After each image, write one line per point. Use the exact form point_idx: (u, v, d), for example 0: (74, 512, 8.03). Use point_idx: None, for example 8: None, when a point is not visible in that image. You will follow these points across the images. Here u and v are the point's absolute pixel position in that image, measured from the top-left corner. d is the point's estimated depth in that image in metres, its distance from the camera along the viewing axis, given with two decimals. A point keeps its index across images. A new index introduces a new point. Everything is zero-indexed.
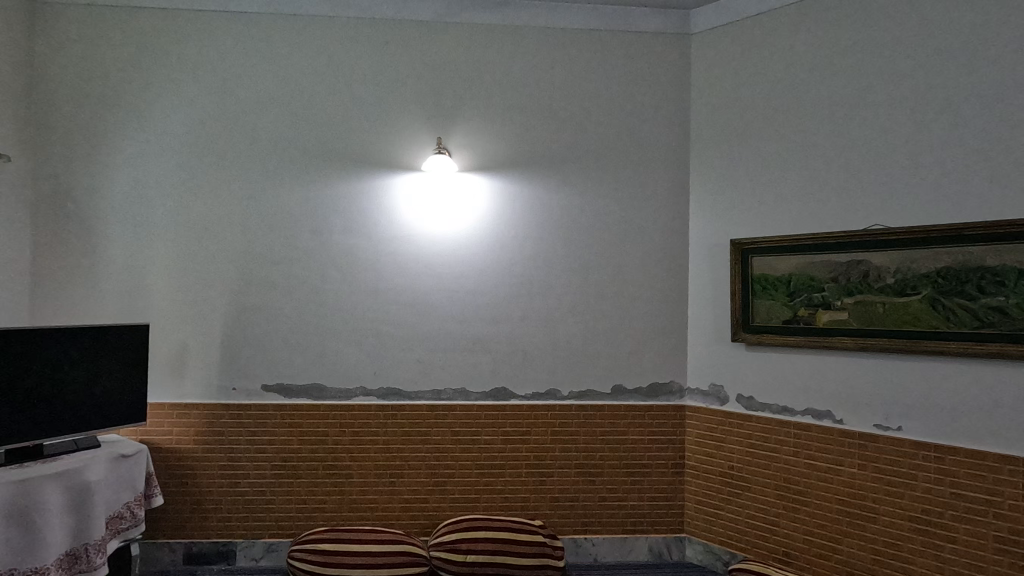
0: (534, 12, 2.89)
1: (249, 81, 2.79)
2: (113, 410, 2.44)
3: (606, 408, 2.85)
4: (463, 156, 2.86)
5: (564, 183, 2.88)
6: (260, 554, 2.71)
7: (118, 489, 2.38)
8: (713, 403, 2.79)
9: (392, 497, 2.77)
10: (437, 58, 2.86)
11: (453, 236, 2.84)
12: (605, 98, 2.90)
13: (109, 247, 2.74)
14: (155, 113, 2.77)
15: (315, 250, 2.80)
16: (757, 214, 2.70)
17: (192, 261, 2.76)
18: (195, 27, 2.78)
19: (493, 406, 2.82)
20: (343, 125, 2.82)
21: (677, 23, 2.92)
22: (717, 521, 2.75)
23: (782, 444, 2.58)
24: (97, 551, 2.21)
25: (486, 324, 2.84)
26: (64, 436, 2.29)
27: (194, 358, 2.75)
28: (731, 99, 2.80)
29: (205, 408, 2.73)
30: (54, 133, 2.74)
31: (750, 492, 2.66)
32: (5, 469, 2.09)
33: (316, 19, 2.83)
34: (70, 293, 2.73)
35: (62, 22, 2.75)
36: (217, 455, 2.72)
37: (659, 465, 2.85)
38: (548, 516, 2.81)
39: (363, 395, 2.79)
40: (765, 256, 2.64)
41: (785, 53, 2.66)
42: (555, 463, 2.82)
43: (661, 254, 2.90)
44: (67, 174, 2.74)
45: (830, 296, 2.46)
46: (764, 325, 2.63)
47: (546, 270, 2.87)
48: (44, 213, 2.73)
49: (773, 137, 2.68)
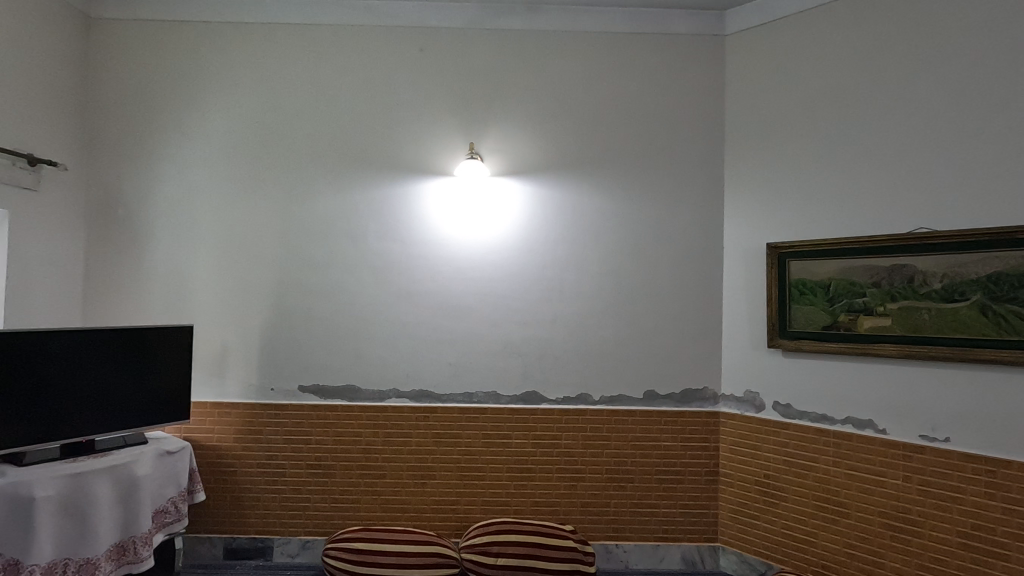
0: (566, 16, 2.89)
1: (287, 89, 2.87)
2: (159, 408, 2.54)
3: (638, 413, 2.82)
4: (495, 160, 2.88)
5: (596, 187, 2.87)
6: (296, 550, 2.78)
7: (163, 484, 2.48)
8: (748, 410, 2.74)
9: (424, 498, 2.80)
10: (470, 63, 2.89)
11: (485, 241, 2.86)
12: (638, 100, 2.88)
13: (155, 252, 2.86)
14: (198, 121, 2.88)
15: (350, 255, 2.86)
16: (794, 217, 2.64)
17: (233, 264, 2.85)
18: (237, 39, 2.89)
19: (525, 410, 2.82)
20: (377, 132, 2.87)
21: (710, 24, 2.88)
22: (752, 531, 2.69)
23: (820, 453, 2.51)
24: (144, 544, 2.32)
25: (517, 327, 2.85)
26: (114, 432, 2.39)
27: (235, 359, 2.84)
28: (767, 99, 2.75)
29: (245, 407, 2.82)
30: (107, 141, 2.88)
31: (787, 503, 2.59)
32: (60, 463, 2.19)
33: (351, 28, 2.89)
34: (120, 295, 2.86)
35: (114, 36, 2.89)
36: (255, 453, 2.81)
37: (692, 473, 2.81)
38: (579, 521, 2.80)
39: (396, 397, 2.83)
40: (803, 260, 2.57)
41: (824, 51, 2.59)
42: (586, 468, 2.81)
43: (695, 257, 2.86)
44: (117, 181, 2.87)
45: (872, 302, 2.38)
46: (801, 330, 2.56)
47: (577, 274, 2.86)
48: (97, 220, 2.87)
49: (811, 138, 2.62)
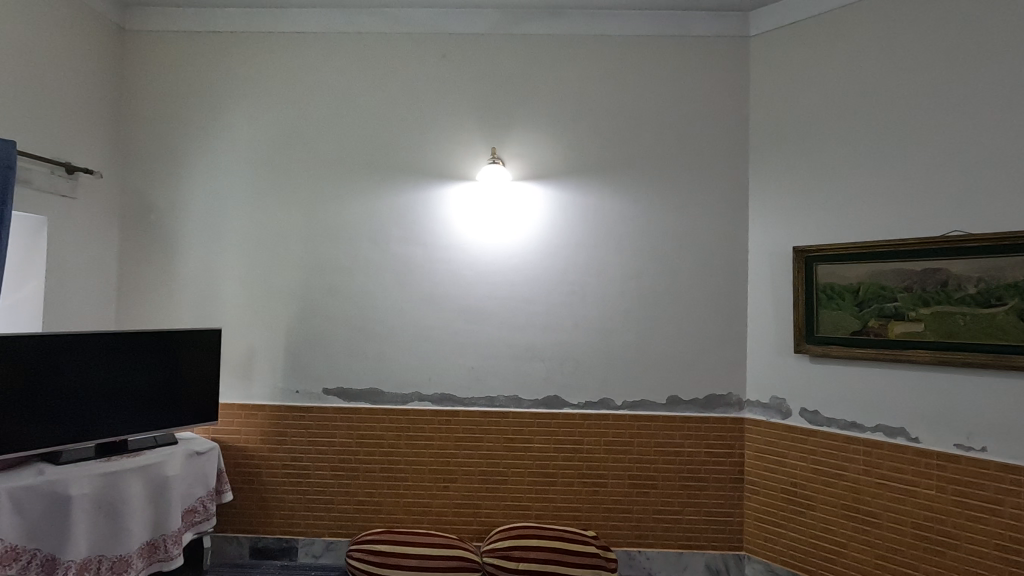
0: (588, 19, 2.89)
1: (312, 97, 2.93)
2: (188, 409, 2.59)
3: (661, 418, 2.79)
4: (517, 165, 2.89)
5: (618, 190, 2.86)
6: (320, 551, 2.82)
7: (193, 484, 2.54)
8: (774, 417, 2.69)
9: (446, 502, 2.81)
10: (492, 68, 2.90)
11: (506, 245, 2.87)
12: (661, 103, 2.86)
13: (186, 256, 2.93)
14: (227, 129, 2.94)
15: (373, 259, 2.89)
16: (821, 221, 2.59)
17: (260, 269, 2.91)
18: (265, 48, 2.95)
19: (546, 414, 2.82)
20: (399, 137, 2.91)
21: (734, 25, 2.85)
22: (779, 541, 2.64)
23: (850, 461, 2.46)
24: (173, 543, 2.37)
25: (539, 331, 2.85)
26: (146, 432, 2.46)
27: (262, 362, 2.89)
28: (794, 100, 2.71)
29: (271, 409, 2.87)
30: (139, 149, 2.96)
31: (815, 512, 2.54)
32: (94, 462, 2.26)
33: (375, 36, 2.93)
34: (152, 299, 2.93)
35: (147, 48, 2.98)
36: (281, 455, 2.85)
37: (716, 479, 2.77)
38: (601, 527, 2.78)
39: (418, 400, 2.85)
40: (831, 264, 2.52)
41: (853, 51, 2.54)
42: (608, 473, 2.79)
43: (719, 261, 2.83)
44: (150, 188, 2.95)
45: (903, 307, 2.33)
46: (829, 336, 2.51)
47: (599, 279, 2.85)
48: (130, 226, 2.95)
49: (838, 139, 2.57)
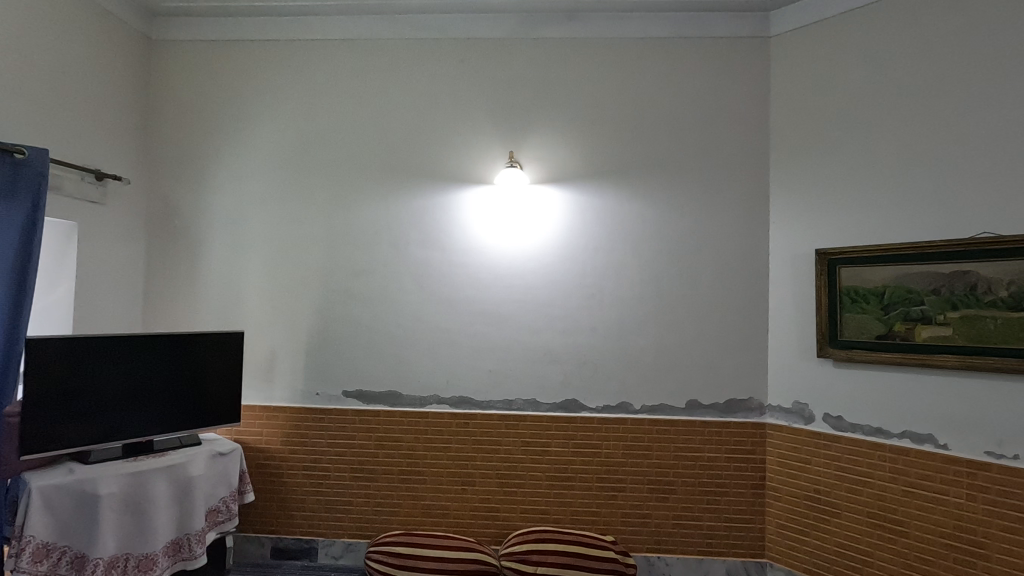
0: (605, 22, 2.88)
1: (332, 103, 2.97)
2: (211, 411, 2.64)
3: (680, 423, 2.77)
4: (535, 168, 2.89)
5: (636, 193, 2.85)
6: (340, 552, 2.84)
7: (216, 484, 2.58)
8: (797, 422, 2.65)
9: (464, 504, 2.81)
10: (510, 73, 2.91)
11: (523, 249, 2.87)
12: (679, 105, 2.84)
13: (209, 260, 2.98)
14: (249, 135, 3.00)
15: (392, 263, 2.92)
16: (845, 223, 2.55)
17: (281, 272, 2.95)
18: (286, 56, 3.00)
19: (564, 418, 2.81)
20: (418, 142, 2.93)
21: (753, 25, 2.82)
22: (802, 548, 2.60)
23: (875, 468, 2.41)
24: (197, 542, 2.41)
25: (557, 334, 2.85)
26: (171, 433, 2.51)
27: (283, 364, 2.93)
28: (816, 100, 2.67)
29: (292, 411, 2.90)
30: (165, 156, 3.03)
31: (840, 520, 2.49)
32: (122, 462, 2.31)
33: (394, 42, 2.96)
34: (177, 302, 3.00)
35: (172, 57, 3.05)
36: (301, 456, 2.88)
37: (737, 485, 2.74)
38: (619, 532, 2.76)
39: (436, 403, 2.87)
40: (855, 267, 2.48)
41: (877, 50, 2.50)
42: (627, 478, 2.77)
43: (740, 264, 2.79)
44: (175, 194, 3.02)
45: (930, 310, 2.27)
46: (853, 340, 2.46)
47: (617, 282, 2.84)
48: (156, 231, 3.02)
49: (861, 140, 2.53)
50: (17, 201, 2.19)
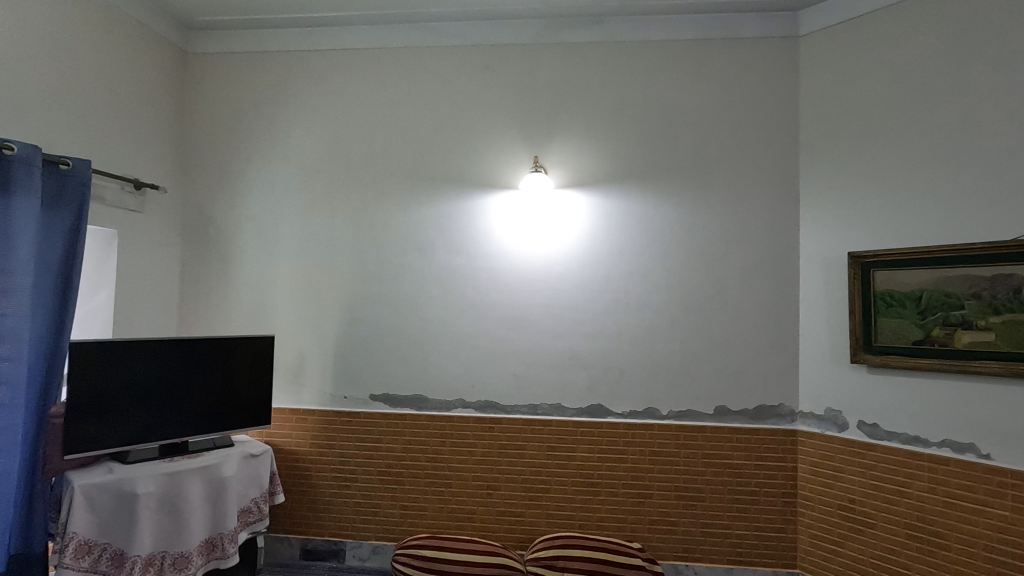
0: (630, 25, 2.87)
1: (360, 110, 3.02)
2: (243, 413, 2.71)
3: (708, 429, 2.73)
4: (560, 173, 2.89)
5: (662, 196, 2.82)
6: (367, 554, 2.88)
7: (247, 485, 2.63)
8: (830, 429, 2.58)
9: (489, 509, 2.82)
10: (534, 77, 2.93)
11: (548, 253, 2.87)
12: (706, 107, 2.81)
13: (241, 266, 3.06)
14: (279, 143, 3.07)
15: (417, 268, 2.95)
16: (878, 225, 2.48)
17: (311, 277, 3.01)
18: (315, 65, 3.07)
19: (590, 423, 2.79)
20: (443, 148, 2.96)
21: (782, 25, 2.78)
22: (836, 560, 2.53)
23: (913, 478, 2.33)
24: (230, 541, 2.46)
25: (582, 339, 2.84)
26: (205, 434, 2.57)
27: (311, 368, 2.99)
28: (847, 101, 2.62)
29: (320, 414, 2.95)
30: (199, 165, 3.12)
31: (876, 530, 2.42)
32: (158, 462, 2.37)
33: (420, 49, 3.01)
34: (210, 307, 3.08)
35: (206, 69, 3.15)
36: (329, 458, 2.93)
37: (767, 493, 2.68)
38: (646, 539, 2.73)
39: (462, 407, 2.88)
40: (890, 270, 2.41)
41: (910, 48, 2.44)
42: (654, 485, 2.74)
43: (769, 267, 2.74)
44: (208, 201, 3.10)
45: (971, 315, 2.20)
46: (889, 345, 2.40)
47: (643, 286, 2.81)
48: (190, 237, 3.11)
49: (896, 140, 2.46)
50: (61, 209, 2.29)
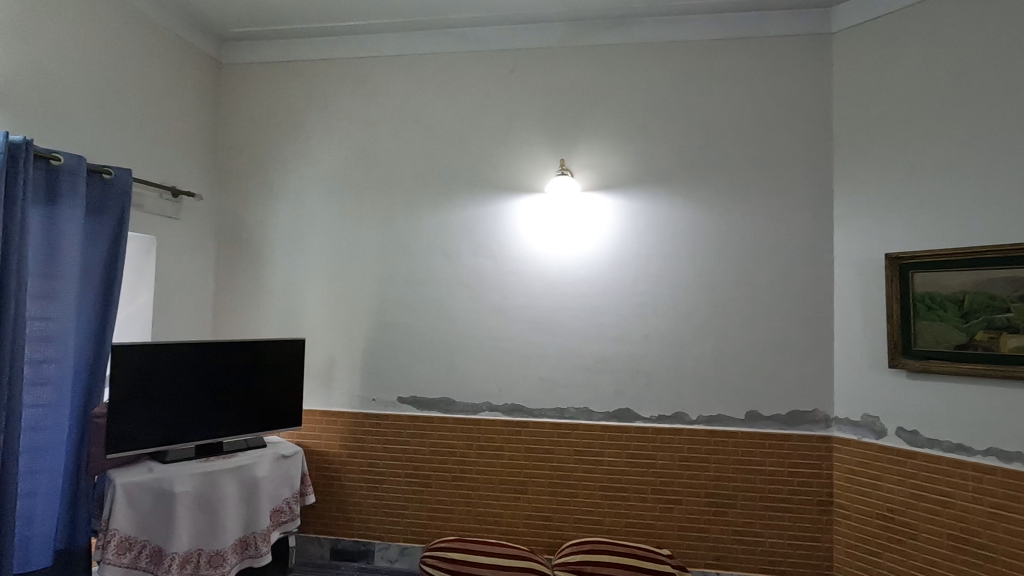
0: (658, 26, 2.85)
1: (387, 117, 3.06)
2: (275, 415, 2.76)
3: (739, 435, 2.68)
4: (587, 175, 2.88)
5: (690, 198, 2.79)
6: (395, 555, 2.90)
7: (279, 485, 2.68)
8: (866, 436, 2.51)
9: (516, 513, 2.82)
10: (560, 81, 2.93)
11: (575, 257, 2.86)
12: (735, 108, 2.77)
13: (273, 271, 3.13)
14: (309, 150, 3.13)
15: (444, 272, 2.97)
16: (917, 225, 2.41)
17: (340, 282, 3.06)
18: (343, 74, 3.12)
19: (618, 428, 2.77)
20: (470, 153, 2.98)
21: (813, 22, 2.72)
22: (874, 571, 2.45)
23: (956, 488, 2.24)
24: (263, 540, 2.51)
25: (609, 342, 2.82)
26: (239, 435, 2.64)
27: (341, 371, 3.03)
28: (883, 98, 2.54)
29: (349, 416, 2.99)
30: (233, 172, 3.20)
31: (917, 541, 2.33)
32: (195, 462, 2.44)
33: (447, 55, 3.04)
34: (243, 311, 3.15)
35: (240, 80, 3.23)
36: (358, 460, 2.96)
37: (802, 501, 2.62)
38: (676, 546, 2.69)
39: (489, 410, 2.89)
40: (931, 272, 2.33)
41: (949, 42, 2.36)
42: (683, 490, 2.70)
43: (802, 269, 2.68)
44: (242, 208, 3.18)
45: (1017, 318, 2.13)
46: (929, 349, 2.32)
47: (671, 290, 2.78)
48: (225, 243, 3.19)
49: (936, 137, 2.38)
50: (104, 218, 2.38)
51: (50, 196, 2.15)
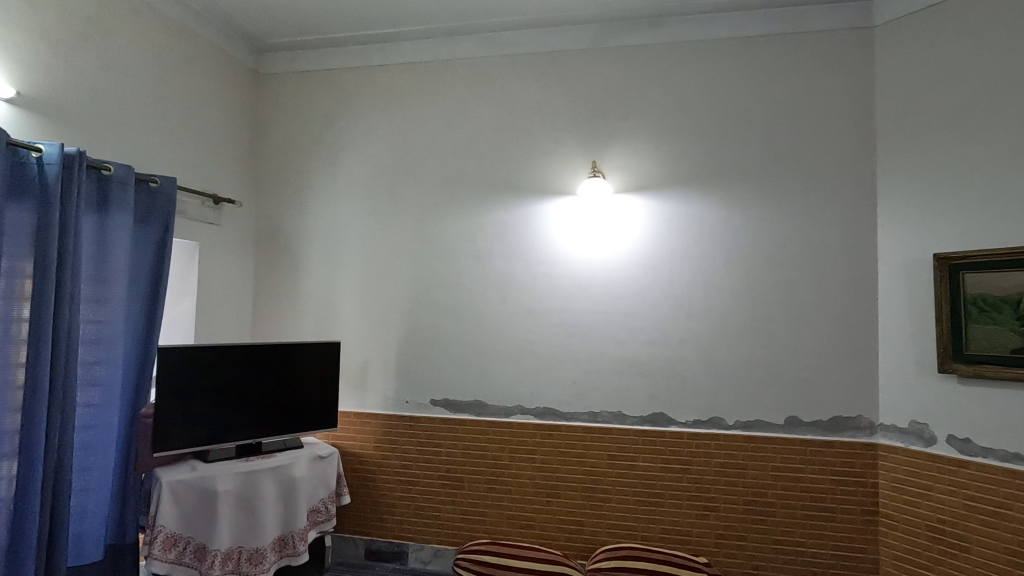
0: (691, 25, 2.81)
1: (419, 122, 3.10)
2: (311, 416, 2.82)
3: (778, 441, 2.61)
4: (619, 176, 2.85)
5: (726, 199, 2.73)
6: (429, 557, 2.92)
7: (316, 485, 2.73)
8: (915, 443, 2.41)
9: (549, 517, 2.80)
10: (591, 82, 2.91)
11: (607, 259, 2.84)
12: (771, 106, 2.71)
13: (309, 274, 3.19)
14: (343, 156, 3.19)
15: (476, 275, 2.98)
16: (967, 224, 2.30)
17: (374, 285, 3.10)
18: (376, 81, 3.18)
19: (652, 432, 2.73)
20: (501, 156, 2.99)
21: (854, 16, 2.64)
22: None
23: (1013, 499, 2.13)
24: (300, 539, 2.56)
25: (642, 345, 2.78)
26: (277, 436, 2.70)
27: (375, 373, 3.07)
28: (929, 92, 2.45)
29: (383, 418, 3.03)
30: (270, 179, 3.28)
31: (970, 555, 2.23)
32: (236, 462, 2.50)
33: (477, 60, 3.05)
34: (280, 313, 3.23)
35: (277, 88, 3.32)
36: (392, 462, 3.00)
37: (845, 511, 2.53)
38: (713, 554, 2.64)
39: (521, 413, 2.89)
40: (983, 273, 2.23)
41: (999, 32, 2.25)
42: (720, 497, 2.64)
43: (844, 270, 2.60)
44: (279, 213, 3.26)
45: None
46: (982, 354, 2.22)
47: (705, 291, 2.73)
48: (263, 247, 3.27)
49: (987, 132, 2.27)
50: (150, 225, 2.47)
51: (101, 205, 2.24)
